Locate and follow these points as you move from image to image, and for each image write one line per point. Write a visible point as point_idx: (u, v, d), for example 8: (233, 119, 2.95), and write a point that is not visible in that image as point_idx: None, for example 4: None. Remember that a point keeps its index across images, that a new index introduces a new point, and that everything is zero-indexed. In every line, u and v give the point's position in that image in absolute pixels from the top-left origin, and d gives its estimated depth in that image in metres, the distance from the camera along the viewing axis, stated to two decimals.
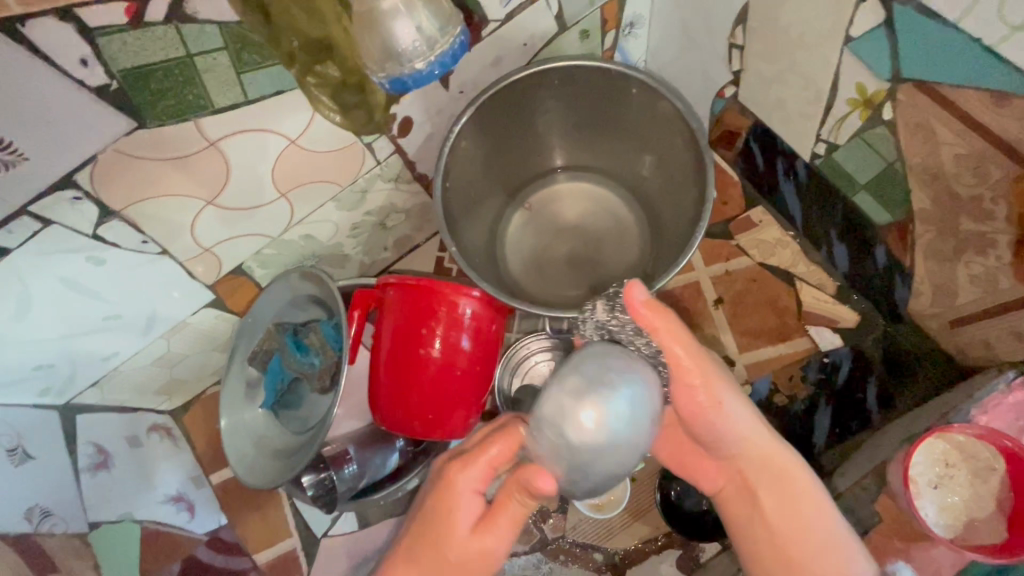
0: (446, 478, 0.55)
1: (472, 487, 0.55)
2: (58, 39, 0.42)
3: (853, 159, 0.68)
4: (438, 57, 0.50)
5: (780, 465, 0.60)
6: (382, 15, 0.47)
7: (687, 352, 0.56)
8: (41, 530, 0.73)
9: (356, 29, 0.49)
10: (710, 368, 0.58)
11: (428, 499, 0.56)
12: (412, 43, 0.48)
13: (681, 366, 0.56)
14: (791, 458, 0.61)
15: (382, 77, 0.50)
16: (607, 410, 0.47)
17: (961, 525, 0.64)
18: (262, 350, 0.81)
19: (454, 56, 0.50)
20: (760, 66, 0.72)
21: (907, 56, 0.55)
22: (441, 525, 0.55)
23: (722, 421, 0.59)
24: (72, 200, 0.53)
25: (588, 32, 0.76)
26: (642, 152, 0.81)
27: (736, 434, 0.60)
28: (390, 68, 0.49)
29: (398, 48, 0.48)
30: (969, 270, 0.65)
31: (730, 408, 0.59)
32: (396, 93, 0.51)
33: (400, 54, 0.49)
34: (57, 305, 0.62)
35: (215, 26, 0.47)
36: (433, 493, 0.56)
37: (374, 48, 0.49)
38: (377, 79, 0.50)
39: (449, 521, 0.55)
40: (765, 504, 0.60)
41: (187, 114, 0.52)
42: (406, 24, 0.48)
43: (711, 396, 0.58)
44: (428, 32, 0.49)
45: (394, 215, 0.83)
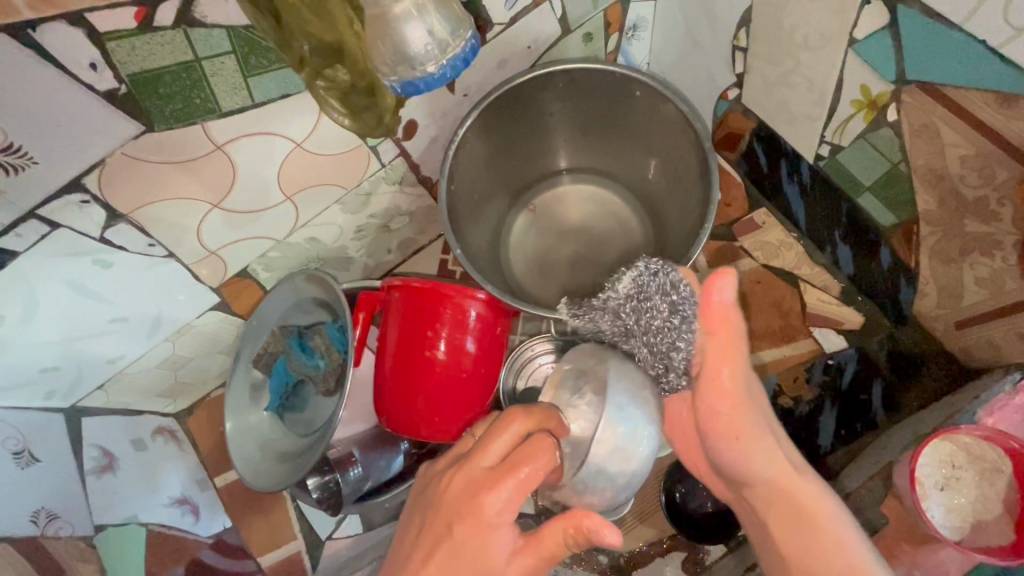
0: (472, 504, 0.52)
1: (504, 507, 0.52)
2: (68, 43, 0.43)
3: (857, 160, 0.69)
4: (450, 60, 0.48)
5: (803, 500, 0.54)
6: (393, 18, 0.46)
7: (727, 370, 0.57)
8: (47, 532, 0.75)
9: (367, 34, 0.47)
10: (742, 399, 0.58)
11: (453, 527, 0.52)
12: (424, 47, 0.47)
13: (716, 381, 0.57)
14: (817, 488, 0.55)
15: (394, 80, 0.48)
16: (636, 447, 0.60)
17: (968, 527, 0.63)
18: (266, 352, 0.81)
19: (465, 59, 0.49)
20: (763, 68, 0.73)
21: (912, 58, 0.56)
22: (474, 554, 0.51)
23: (739, 455, 0.57)
24: (79, 204, 0.53)
25: (592, 35, 0.76)
26: (647, 155, 0.81)
27: (751, 467, 0.56)
28: (402, 72, 0.47)
29: (409, 52, 0.47)
30: (974, 271, 0.65)
31: (752, 443, 0.57)
32: (408, 97, 0.49)
33: (412, 58, 0.47)
34: (64, 308, 0.62)
35: (223, 30, 0.47)
36: (459, 522, 0.52)
37: (385, 51, 0.47)
38: (388, 82, 0.48)
39: (486, 550, 0.51)
40: (775, 531, 0.54)
41: (194, 118, 0.52)
42: (418, 27, 0.46)
43: (731, 421, 0.57)
44: (440, 35, 0.47)
45: (398, 217, 0.84)
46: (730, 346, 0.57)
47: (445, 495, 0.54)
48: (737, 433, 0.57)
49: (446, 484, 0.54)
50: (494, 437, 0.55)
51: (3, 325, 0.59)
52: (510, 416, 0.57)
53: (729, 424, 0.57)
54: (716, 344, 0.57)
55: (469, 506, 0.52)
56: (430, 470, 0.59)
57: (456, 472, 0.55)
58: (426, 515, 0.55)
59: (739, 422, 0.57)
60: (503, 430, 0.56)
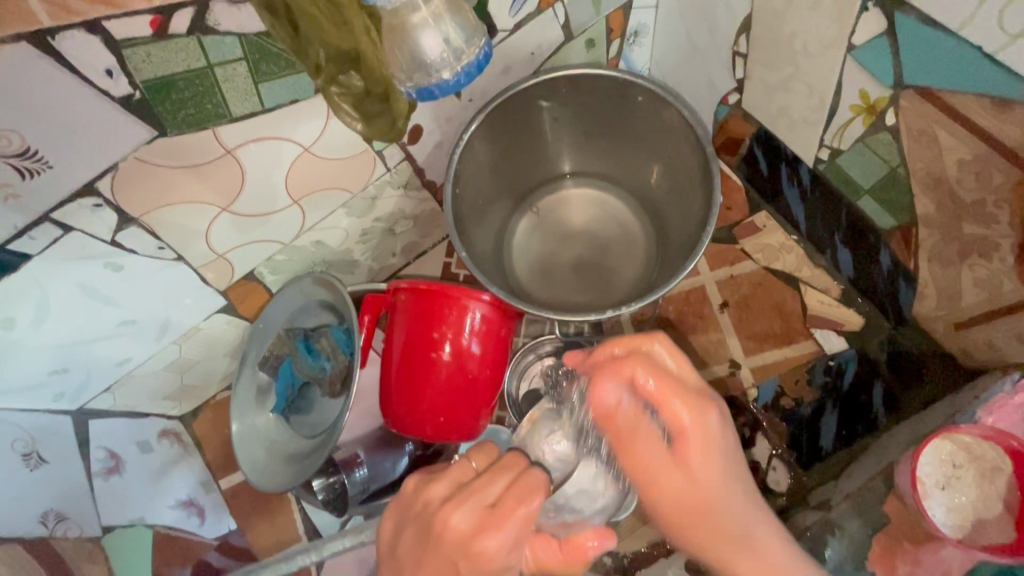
0: (473, 548, 0.49)
1: (512, 546, 0.50)
2: (85, 50, 0.44)
3: (856, 164, 0.70)
4: (464, 67, 0.51)
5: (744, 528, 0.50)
6: (410, 28, 0.48)
7: (707, 452, 0.49)
8: (55, 534, 0.74)
9: (385, 40, 0.49)
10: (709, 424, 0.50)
11: (460, 568, 0.50)
12: (440, 54, 0.49)
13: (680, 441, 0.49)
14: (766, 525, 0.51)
15: (410, 86, 0.51)
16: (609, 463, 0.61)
17: (970, 526, 0.64)
18: (272, 356, 0.82)
19: (479, 65, 0.51)
20: (763, 73, 0.74)
21: (909, 64, 0.57)
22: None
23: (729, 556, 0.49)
24: (92, 208, 0.54)
25: (594, 41, 0.78)
26: (649, 160, 0.82)
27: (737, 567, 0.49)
28: (419, 78, 0.50)
29: (426, 59, 0.49)
30: (973, 273, 0.66)
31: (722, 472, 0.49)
32: (423, 102, 0.52)
33: (429, 64, 0.50)
34: (75, 310, 0.63)
35: (235, 37, 0.48)
36: (467, 565, 0.49)
37: (403, 59, 0.50)
38: (405, 88, 0.51)
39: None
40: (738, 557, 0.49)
41: (206, 123, 0.53)
42: (434, 36, 0.49)
43: (699, 435, 0.49)
44: (454, 43, 0.50)
45: (402, 221, 0.85)
46: (699, 435, 0.49)
47: (444, 537, 0.50)
48: (712, 524, 0.49)
49: (444, 523, 0.50)
50: (495, 480, 0.53)
51: (15, 328, 0.60)
52: (508, 461, 0.56)
53: (701, 519, 0.49)
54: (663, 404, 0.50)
55: (472, 549, 0.49)
56: (421, 499, 0.54)
57: (452, 515, 0.50)
58: (423, 552, 0.51)
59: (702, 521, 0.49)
60: (503, 470, 0.55)
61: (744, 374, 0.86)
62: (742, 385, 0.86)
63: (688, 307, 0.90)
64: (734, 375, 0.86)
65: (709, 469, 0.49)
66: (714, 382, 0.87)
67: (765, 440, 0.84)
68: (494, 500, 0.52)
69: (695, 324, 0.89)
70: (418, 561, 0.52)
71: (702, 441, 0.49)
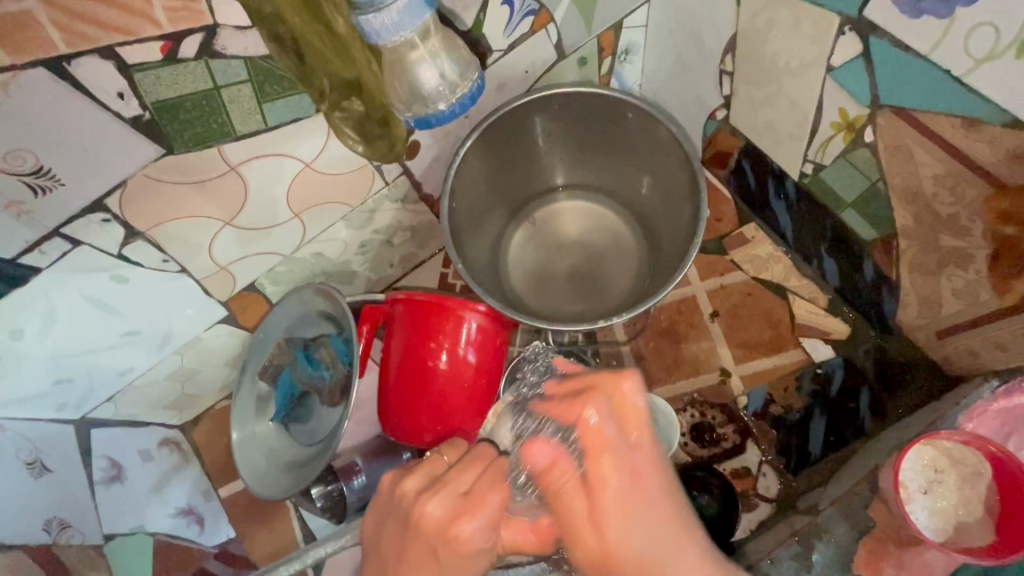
0: (451, 532, 0.53)
1: (486, 531, 0.54)
2: (99, 74, 0.46)
3: (838, 178, 0.72)
4: (459, 99, 0.56)
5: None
6: (410, 64, 0.53)
7: (638, 515, 0.52)
8: (59, 541, 0.75)
9: (384, 73, 0.53)
10: (620, 460, 0.53)
11: (437, 551, 0.53)
12: (436, 87, 0.54)
13: (582, 506, 0.53)
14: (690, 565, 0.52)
15: (409, 115, 0.56)
16: None
17: (951, 529, 0.66)
18: (271, 365, 0.83)
19: (471, 98, 0.57)
20: (749, 91, 0.77)
21: (885, 85, 0.59)
22: (460, 571, 0.53)
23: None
24: (101, 223, 0.56)
25: (586, 59, 0.80)
26: (638, 172, 0.85)
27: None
28: (416, 109, 0.55)
29: (423, 92, 0.54)
30: (951, 283, 0.68)
31: (623, 534, 0.52)
32: (421, 129, 0.58)
33: (426, 97, 0.55)
34: (81, 321, 0.65)
35: (241, 60, 0.51)
36: (443, 549, 0.53)
37: (402, 92, 0.54)
38: (403, 117, 0.56)
39: (470, 564, 0.53)
40: None
41: (212, 141, 0.55)
42: (431, 70, 0.53)
43: (610, 494, 0.52)
44: (450, 78, 0.55)
45: (400, 232, 0.87)
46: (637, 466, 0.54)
47: (422, 525, 0.53)
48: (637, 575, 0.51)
49: (423, 511, 0.53)
50: (467, 470, 0.56)
51: (22, 339, 0.61)
52: (476, 453, 0.58)
53: (628, 568, 0.51)
54: (591, 446, 0.53)
55: (450, 534, 0.53)
56: (397, 491, 0.56)
57: (423, 500, 0.54)
58: (403, 539, 0.54)
59: (615, 571, 0.52)
60: (471, 460, 0.58)
61: (734, 382, 0.88)
62: (732, 393, 0.88)
63: (679, 317, 0.92)
64: (724, 383, 0.88)
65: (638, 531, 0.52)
66: (706, 389, 0.89)
67: (754, 446, 0.86)
68: (461, 488, 0.55)
69: (686, 333, 0.91)
70: (398, 554, 0.54)
71: (623, 496, 0.52)
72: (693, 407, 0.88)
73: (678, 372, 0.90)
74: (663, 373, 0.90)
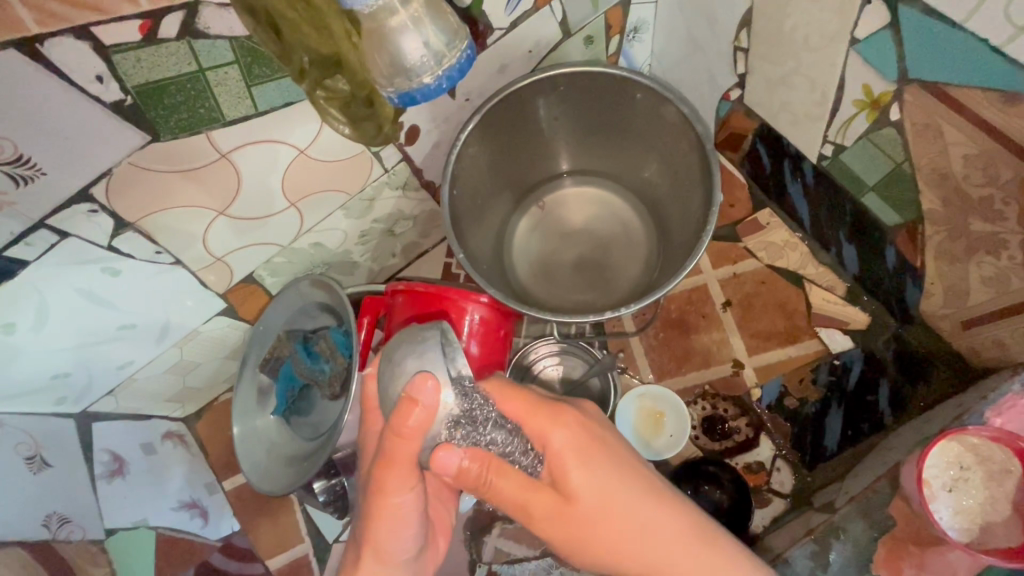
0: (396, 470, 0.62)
1: (395, 531, 0.54)
2: (75, 56, 0.43)
3: (861, 160, 0.68)
4: (446, 71, 0.49)
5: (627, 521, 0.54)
6: (390, 32, 0.47)
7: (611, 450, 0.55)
8: (58, 537, 0.72)
9: (363, 43, 0.48)
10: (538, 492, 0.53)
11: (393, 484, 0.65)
12: (420, 57, 0.48)
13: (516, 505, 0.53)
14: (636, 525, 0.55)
15: (391, 91, 0.50)
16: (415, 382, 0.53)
17: (976, 529, 0.63)
18: (273, 357, 0.81)
19: (460, 70, 0.50)
20: (765, 68, 0.73)
21: (914, 56, 0.55)
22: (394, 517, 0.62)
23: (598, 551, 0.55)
24: (88, 213, 0.54)
25: (593, 37, 0.77)
26: (648, 157, 0.81)
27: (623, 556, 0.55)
28: (399, 83, 0.49)
29: (405, 63, 0.48)
30: (980, 270, 0.65)
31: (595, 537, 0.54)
32: (405, 107, 0.51)
33: (409, 69, 0.48)
34: (74, 315, 0.63)
35: (225, 40, 0.48)
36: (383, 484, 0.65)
37: (382, 63, 0.48)
38: (385, 93, 0.50)
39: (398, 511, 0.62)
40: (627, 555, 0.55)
41: (200, 127, 0.53)
42: (414, 39, 0.47)
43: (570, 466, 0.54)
44: (435, 47, 0.48)
45: (402, 222, 0.84)
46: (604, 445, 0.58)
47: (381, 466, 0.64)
48: (588, 525, 0.54)
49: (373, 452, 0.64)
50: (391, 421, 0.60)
51: (15, 333, 0.60)
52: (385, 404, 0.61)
53: (575, 520, 0.54)
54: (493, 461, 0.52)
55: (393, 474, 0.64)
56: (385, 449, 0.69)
57: (368, 399, 0.60)
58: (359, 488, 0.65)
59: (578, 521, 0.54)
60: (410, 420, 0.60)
61: (748, 374, 0.85)
62: (745, 385, 0.85)
63: (690, 307, 0.89)
64: (737, 374, 0.85)
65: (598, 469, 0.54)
66: (718, 381, 0.86)
67: (767, 439, 0.83)
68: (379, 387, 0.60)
69: (698, 324, 0.88)
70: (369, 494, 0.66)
71: (580, 447, 0.54)
72: (704, 399, 0.86)
73: (689, 364, 0.87)
74: (673, 365, 0.87)
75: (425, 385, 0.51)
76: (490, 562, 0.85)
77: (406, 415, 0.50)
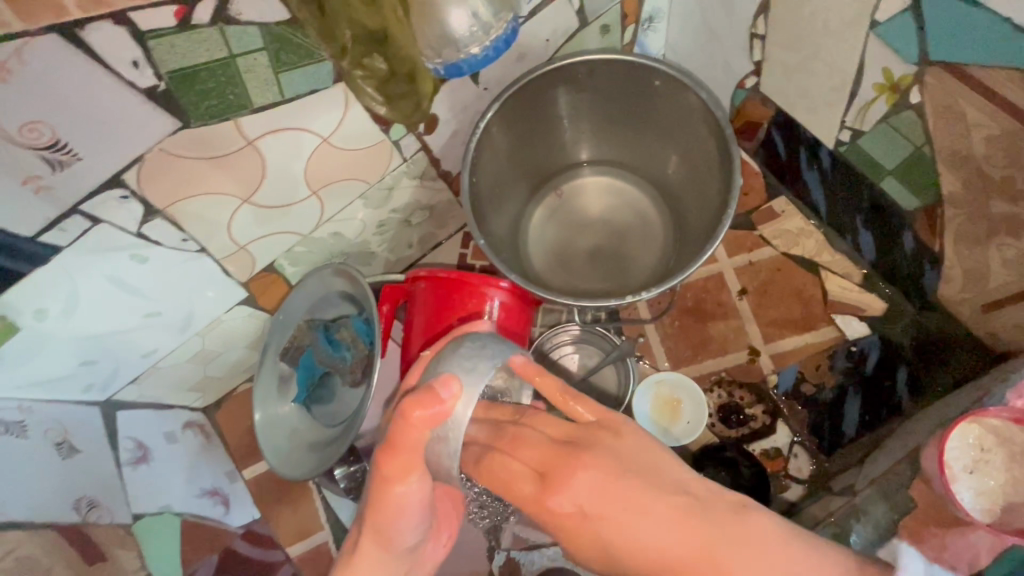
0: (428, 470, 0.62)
1: (398, 522, 0.52)
2: (112, 42, 0.44)
3: (879, 144, 0.69)
4: (492, 42, 0.55)
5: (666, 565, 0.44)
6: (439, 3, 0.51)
7: (627, 469, 0.45)
8: (88, 520, 0.71)
9: (414, 14, 0.51)
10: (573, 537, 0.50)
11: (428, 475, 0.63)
12: (467, 28, 0.53)
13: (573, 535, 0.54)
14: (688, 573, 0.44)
15: (438, 62, 0.55)
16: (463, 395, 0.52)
17: (1000, 510, 0.62)
18: (293, 346, 0.82)
19: (506, 41, 0.56)
20: (782, 54, 0.73)
21: (937, 38, 0.56)
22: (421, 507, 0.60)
23: None
24: (119, 199, 0.55)
25: (609, 26, 0.77)
26: (666, 149, 0.82)
27: None
28: (447, 54, 0.54)
29: (453, 34, 0.53)
30: (1001, 253, 0.65)
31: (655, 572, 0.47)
32: (451, 76, 0.57)
33: (457, 41, 0.53)
34: (103, 302, 0.64)
35: (256, 27, 0.49)
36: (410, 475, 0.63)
37: (431, 35, 0.52)
38: (432, 64, 0.55)
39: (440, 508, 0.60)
40: None
41: (229, 113, 0.54)
42: (462, 13, 0.52)
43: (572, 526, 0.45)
44: (483, 18, 0.53)
45: (419, 212, 0.85)
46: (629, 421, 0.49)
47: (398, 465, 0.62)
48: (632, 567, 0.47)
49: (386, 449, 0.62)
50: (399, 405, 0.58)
51: (46, 319, 0.61)
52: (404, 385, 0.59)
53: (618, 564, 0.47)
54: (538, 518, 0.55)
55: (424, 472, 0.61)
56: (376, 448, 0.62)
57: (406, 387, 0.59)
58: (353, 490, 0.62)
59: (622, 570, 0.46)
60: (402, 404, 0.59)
61: (764, 361, 0.86)
62: (761, 371, 0.86)
63: (706, 295, 0.89)
64: (753, 362, 0.86)
65: (616, 531, 0.44)
66: (735, 368, 0.86)
67: (785, 426, 0.83)
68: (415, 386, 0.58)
69: (713, 312, 0.89)
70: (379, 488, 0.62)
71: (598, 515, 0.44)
72: (721, 387, 0.86)
73: (705, 352, 0.87)
74: (689, 353, 0.88)
75: (449, 383, 0.50)
76: (509, 548, 0.85)
77: (423, 403, 0.49)
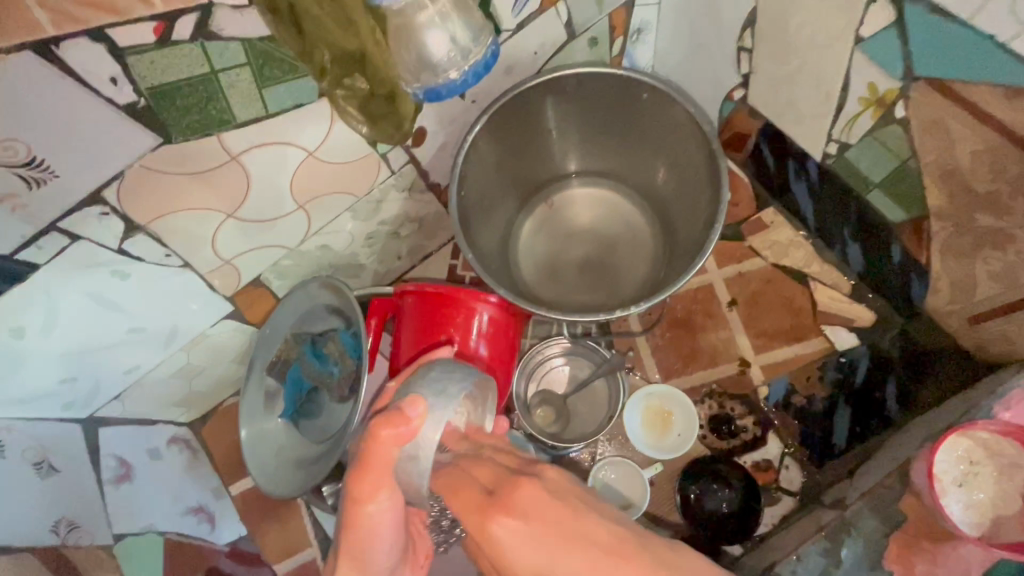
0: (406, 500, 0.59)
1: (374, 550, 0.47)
2: (90, 59, 0.44)
3: (866, 156, 0.69)
4: (471, 66, 0.54)
5: None
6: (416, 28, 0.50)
7: None
8: (67, 542, 0.74)
9: (390, 41, 0.51)
10: None
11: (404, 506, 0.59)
12: (447, 54, 0.52)
13: None
14: None
15: (417, 88, 0.53)
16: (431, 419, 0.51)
17: (988, 523, 0.63)
18: (280, 360, 0.81)
19: (486, 65, 0.55)
20: (769, 67, 0.73)
21: (921, 53, 0.56)
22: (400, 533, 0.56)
23: None
24: (99, 216, 0.54)
25: (597, 39, 0.77)
26: (655, 161, 0.82)
27: None
28: (425, 79, 0.53)
29: (432, 60, 0.52)
30: (987, 265, 0.65)
31: None
32: (430, 102, 0.54)
33: (435, 65, 0.52)
34: (83, 319, 0.63)
35: (237, 42, 0.48)
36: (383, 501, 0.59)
37: (409, 59, 0.52)
38: (411, 89, 0.54)
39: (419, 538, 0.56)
40: None
41: (211, 129, 0.53)
42: (440, 36, 0.51)
43: None
44: (462, 43, 0.52)
45: (408, 224, 0.85)
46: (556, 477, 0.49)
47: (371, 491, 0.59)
48: None
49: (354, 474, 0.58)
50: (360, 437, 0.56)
51: (24, 336, 0.59)
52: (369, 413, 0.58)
53: None
54: None
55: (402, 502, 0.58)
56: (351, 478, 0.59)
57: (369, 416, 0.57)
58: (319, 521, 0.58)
59: None
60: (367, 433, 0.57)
61: (755, 372, 0.86)
62: (752, 383, 0.85)
63: (696, 306, 0.89)
64: (745, 373, 0.86)
65: None
66: (725, 380, 0.86)
67: (777, 438, 0.83)
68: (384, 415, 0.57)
69: (703, 323, 0.89)
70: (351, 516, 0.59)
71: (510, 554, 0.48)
72: (711, 398, 0.86)
73: (696, 363, 0.87)
74: (680, 364, 0.87)
75: (416, 404, 0.49)
76: None
77: (391, 422, 0.47)
